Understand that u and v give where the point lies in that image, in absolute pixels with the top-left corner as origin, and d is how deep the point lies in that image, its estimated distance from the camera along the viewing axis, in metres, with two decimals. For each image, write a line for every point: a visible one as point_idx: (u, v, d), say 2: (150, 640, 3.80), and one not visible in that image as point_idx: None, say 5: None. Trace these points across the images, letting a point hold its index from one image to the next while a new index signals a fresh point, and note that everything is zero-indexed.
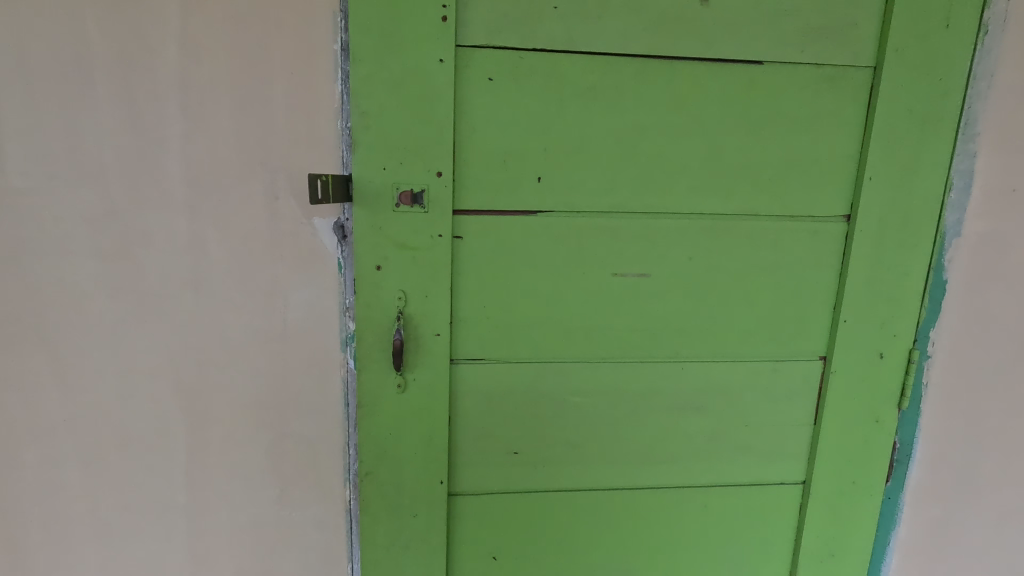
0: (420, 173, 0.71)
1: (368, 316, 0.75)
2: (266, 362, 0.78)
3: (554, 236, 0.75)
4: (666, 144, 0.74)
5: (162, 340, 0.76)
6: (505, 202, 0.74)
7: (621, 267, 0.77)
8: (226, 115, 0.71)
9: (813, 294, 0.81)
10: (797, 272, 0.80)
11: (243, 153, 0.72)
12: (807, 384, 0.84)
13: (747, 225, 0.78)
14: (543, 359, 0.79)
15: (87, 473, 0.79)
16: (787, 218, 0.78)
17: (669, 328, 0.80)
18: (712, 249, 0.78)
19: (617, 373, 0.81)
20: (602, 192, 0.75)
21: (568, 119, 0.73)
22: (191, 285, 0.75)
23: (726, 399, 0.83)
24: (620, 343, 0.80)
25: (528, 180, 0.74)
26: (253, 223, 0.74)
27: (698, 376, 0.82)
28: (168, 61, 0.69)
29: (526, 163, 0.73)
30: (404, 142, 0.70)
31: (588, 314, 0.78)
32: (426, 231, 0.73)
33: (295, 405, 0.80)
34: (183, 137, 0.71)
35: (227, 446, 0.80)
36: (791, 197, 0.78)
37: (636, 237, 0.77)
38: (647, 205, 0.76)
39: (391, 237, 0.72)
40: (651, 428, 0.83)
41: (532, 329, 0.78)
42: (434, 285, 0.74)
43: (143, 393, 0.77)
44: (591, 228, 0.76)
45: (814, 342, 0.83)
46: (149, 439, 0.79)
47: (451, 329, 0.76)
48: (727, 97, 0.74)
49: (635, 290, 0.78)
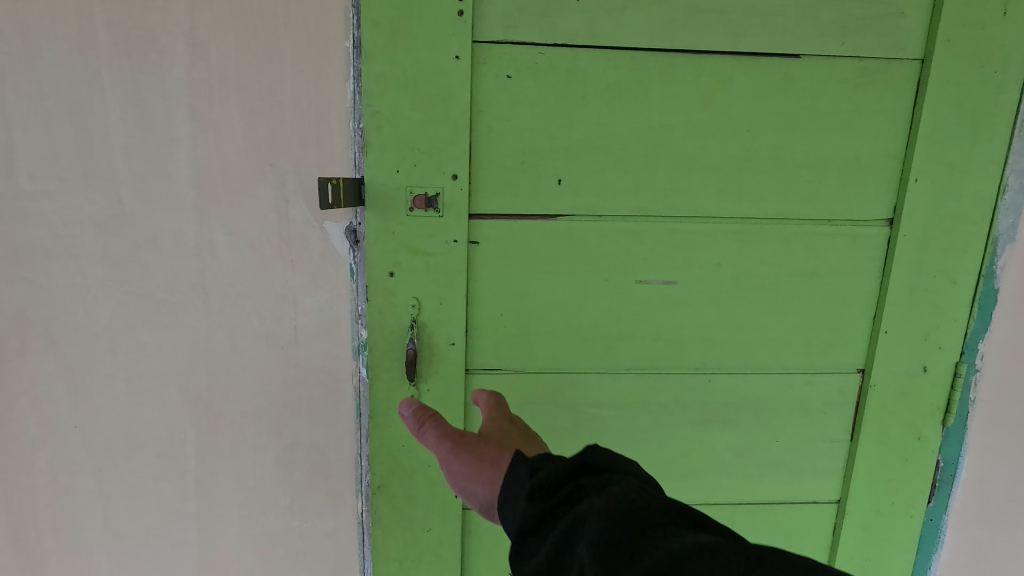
0: (435, 177, 0.68)
1: (381, 324, 0.72)
2: (276, 369, 0.76)
3: (574, 241, 0.72)
4: (694, 144, 0.70)
5: (172, 346, 0.75)
6: (523, 205, 0.70)
7: (645, 274, 0.73)
8: (235, 116, 0.68)
9: (851, 303, 0.76)
10: (834, 280, 0.75)
11: (253, 155, 0.69)
12: (843, 398, 0.79)
13: (780, 230, 0.73)
14: (561, 369, 0.75)
15: (98, 479, 0.78)
16: (825, 222, 0.73)
17: (695, 338, 0.76)
18: (742, 255, 0.74)
19: (640, 385, 0.77)
20: (625, 195, 0.71)
21: (590, 118, 0.69)
22: (201, 291, 0.73)
23: (756, 413, 0.79)
24: (643, 353, 0.76)
25: (548, 183, 0.70)
26: (263, 227, 0.71)
27: (726, 388, 0.77)
28: (177, 60, 0.67)
29: (545, 164, 0.70)
30: (418, 143, 0.67)
31: (609, 323, 0.75)
32: (440, 237, 0.70)
33: (306, 414, 0.77)
34: (192, 139, 0.69)
35: (237, 454, 0.79)
36: (829, 200, 0.73)
37: (661, 241, 0.72)
38: (673, 209, 0.72)
39: (405, 243, 0.70)
40: (676, 442, 0.79)
41: (550, 338, 0.74)
42: (448, 292, 0.71)
43: (153, 400, 0.76)
44: (612, 232, 0.72)
45: (851, 354, 0.78)
46: (159, 446, 0.78)
47: (466, 338, 0.73)
48: (760, 93, 0.69)
49: (659, 298, 0.74)
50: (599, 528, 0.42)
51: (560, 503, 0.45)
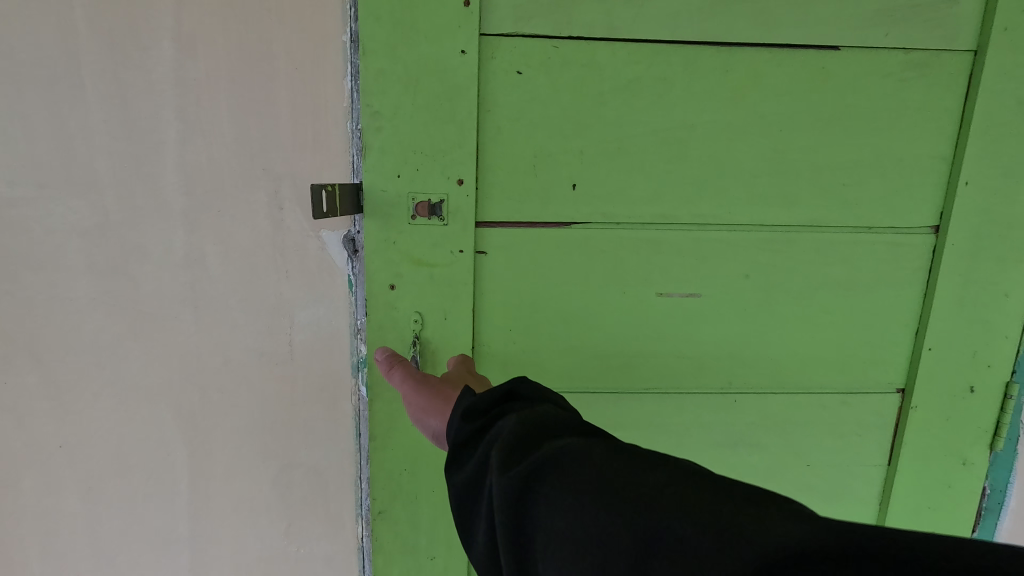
0: (439, 182, 0.63)
1: (381, 339, 0.67)
2: (271, 387, 0.71)
3: (590, 251, 0.66)
4: (720, 145, 0.64)
5: (162, 362, 0.70)
6: (534, 212, 0.65)
7: (666, 286, 0.68)
8: (226, 117, 0.64)
9: (891, 317, 0.70)
10: (873, 292, 0.69)
11: (244, 159, 0.65)
12: (880, 420, 0.73)
13: (815, 238, 0.67)
14: (574, 388, 0.70)
15: (86, 501, 0.74)
16: (864, 230, 0.67)
17: (720, 355, 0.70)
18: (773, 265, 0.68)
19: (660, 405, 0.71)
20: (646, 200, 0.65)
21: (608, 117, 0.63)
22: (191, 304, 0.69)
23: (786, 436, 0.73)
24: (663, 371, 0.70)
25: (561, 188, 0.65)
26: (256, 236, 0.67)
27: (754, 409, 0.72)
28: (163, 57, 0.62)
29: (558, 168, 0.64)
30: (421, 146, 0.62)
31: (627, 339, 0.69)
32: (445, 246, 0.64)
33: (303, 434, 0.73)
34: (180, 142, 0.64)
35: (231, 475, 0.74)
36: (869, 205, 0.66)
37: (684, 251, 0.67)
38: (697, 215, 0.66)
39: (407, 253, 0.65)
40: (699, 467, 0.73)
41: (563, 354, 0.69)
42: (453, 306, 0.66)
43: (143, 418, 0.72)
44: (631, 242, 0.66)
45: (890, 372, 0.72)
46: (150, 466, 0.73)
47: (473, 355, 0.68)
48: (794, 90, 0.63)
49: (681, 312, 0.69)
50: (513, 440, 0.42)
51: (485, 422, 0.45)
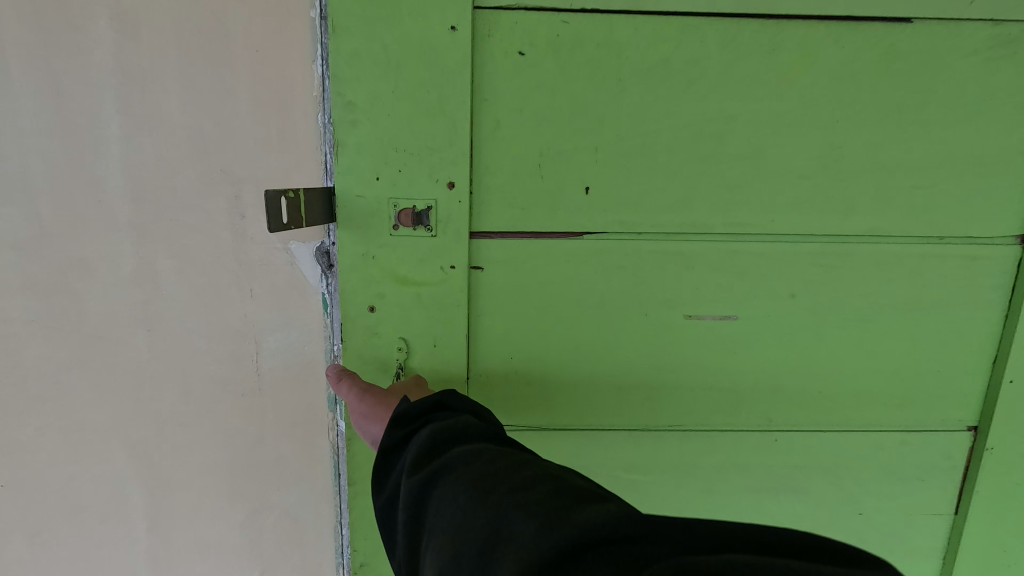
0: (426, 185, 0.53)
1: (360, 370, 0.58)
2: (236, 421, 0.62)
3: (605, 267, 0.56)
4: (763, 141, 0.54)
5: (112, 393, 0.61)
6: (539, 222, 0.55)
7: (695, 307, 0.57)
8: (176, 111, 0.54)
9: (964, 344, 0.59)
10: (943, 315, 0.58)
11: (199, 160, 0.55)
12: (948, 463, 0.62)
13: (875, 251, 0.56)
14: (587, 424, 0.60)
15: (34, 547, 0.65)
16: (936, 241, 0.56)
17: (759, 388, 0.60)
18: (823, 283, 0.57)
19: (685, 445, 0.61)
20: (672, 207, 0.55)
21: (628, 107, 0.53)
22: (143, 327, 0.59)
23: (832, 480, 0.62)
24: (690, 405, 0.60)
25: (572, 193, 0.54)
26: (215, 250, 0.57)
27: (796, 449, 0.61)
28: (101, 39, 0.53)
29: (568, 168, 0.54)
30: (405, 143, 0.52)
31: (648, 368, 0.59)
32: (433, 262, 0.55)
33: (275, 474, 0.64)
34: (124, 140, 0.55)
35: (194, 519, 0.65)
36: (942, 212, 0.55)
37: (716, 266, 0.56)
38: (734, 225, 0.55)
39: (388, 269, 0.55)
40: (731, 514, 0.63)
41: (574, 386, 0.59)
42: (443, 331, 0.57)
43: (93, 456, 0.63)
44: (654, 255, 0.56)
45: (961, 409, 0.61)
46: (103, 509, 0.65)
47: (467, 387, 0.59)
48: (855, 72, 0.52)
49: (713, 338, 0.58)
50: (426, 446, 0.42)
51: (409, 428, 0.45)
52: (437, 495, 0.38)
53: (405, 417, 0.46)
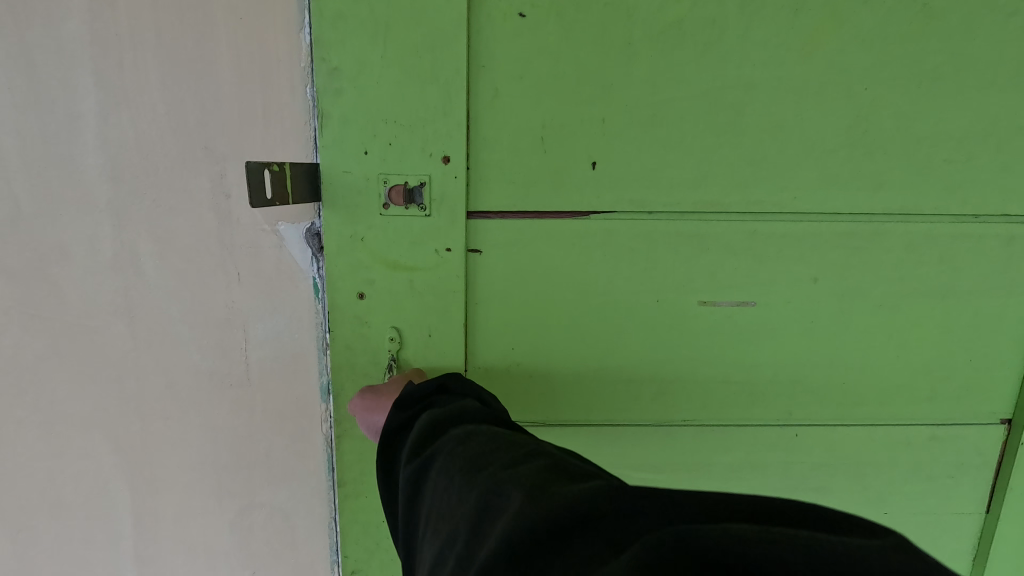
0: (417, 161, 0.49)
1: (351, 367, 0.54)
2: (224, 413, 0.59)
3: (614, 252, 0.52)
4: (784, 111, 0.50)
5: (94, 384, 0.58)
6: (543, 199, 0.51)
7: (712, 294, 0.54)
8: (155, 83, 0.51)
9: (998, 329, 0.56)
10: (977, 299, 0.55)
11: (180, 136, 0.52)
12: (979, 456, 0.59)
13: (905, 231, 0.53)
14: (595, 419, 0.57)
15: (16, 545, 0.63)
16: (971, 220, 0.53)
17: (780, 380, 0.56)
18: (849, 267, 0.53)
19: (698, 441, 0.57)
20: (687, 184, 0.51)
21: (640, 74, 0.49)
22: (124, 315, 0.56)
23: (861, 480, 0.59)
24: (706, 397, 0.56)
25: (579, 167, 0.50)
26: (199, 232, 0.54)
27: (819, 445, 0.58)
28: (75, 6, 0.49)
29: (575, 141, 0.50)
30: (393, 115, 0.48)
31: (655, 364, 0.55)
32: (424, 243, 0.51)
33: (265, 469, 0.61)
34: (102, 115, 0.52)
35: (181, 517, 0.62)
36: (976, 189, 0.52)
37: (734, 249, 0.53)
38: (754, 203, 0.52)
39: (377, 252, 0.51)
40: None
41: (576, 381, 0.55)
42: (437, 318, 0.53)
43: (76, 450, 0.60)
44: (662, 240, 0.52)
45: (990, 397, 0.58)
46: (87, 506, 0.62)
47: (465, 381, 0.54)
48: (886, 35, 0.48)
49: (731, 326, 0.55)
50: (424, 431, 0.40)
51: (412, 410, 0.44)
52: (434, 478, 0.36)
53: (408, 399, 0.44)
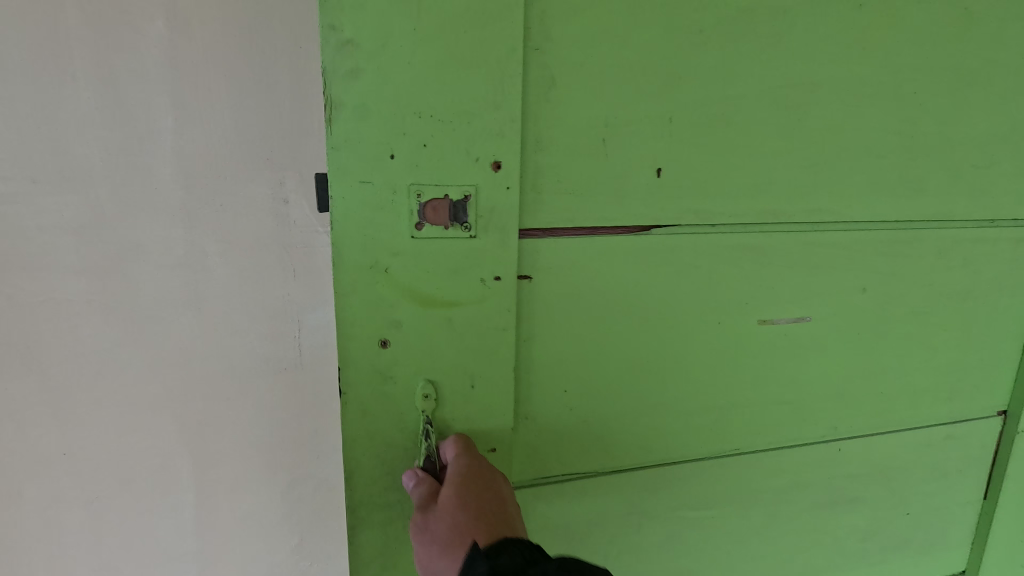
0: (457, 172, 0.49)
1: (370, 396, 0.52)
2: (279, 392, 0.67)
3: (684, 267, 0.58)
4: (834, 126, 0.59)
5: (163, 367, 0.65)
6: (607, 209, 0.55)
7: (772, 313, 0.63)
8: (224, 103, 0.58)
9: (1001, 314, 0.71)
10: (987, 293, 0.69)
11: (245, 150, 0.59)
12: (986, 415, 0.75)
13: (938, 236, 0.65)
14: (666, 416, 0.63)
15: (90, 514, 0.70)
16: (988, 227, 0.66)
17: (836, 369, 0.67)
18: (891, 271, 0.65)
19: (737, 428, 0.66)
20: (746, 192, 0.58)
21: (709, 82, 0.54)
22: (192, 306, 0.64)
23: (868, 450, 0.71)
24: (754, 389, 0.65)
25: (645, 175, 0.55)
26: (259, 233, 0.61)
27: (865, 417, 0.70)
28: (156, 35, 0.57)
29: (643, 153, 0.54)
30: (427, 109, 0.47)
31: (711, 365, 0.63)
32: (465, 272, 0.51)
33: (315, 442, 0.69)
34: (178, 129, 0.59)
35: (239, 487, 0.70)
36: (987, 197, 0.65)
37: (794, 265, 0.62)
38: (811, 214, 0.60)
39: (405, 282, 0.50)
40: (810, 483, 0.70)
41: (632, 388, 0.61)
42: (470, 343, 0.53)
43: (145, 427, 0.67)
44: (732, 254, 0.59)
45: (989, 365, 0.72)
46: (154, 478, 0.69)
47: (492, 403, 0.55)
48: (912, 61, 0.59)
49: (788, 336, 0.64)
50: None
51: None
52: None
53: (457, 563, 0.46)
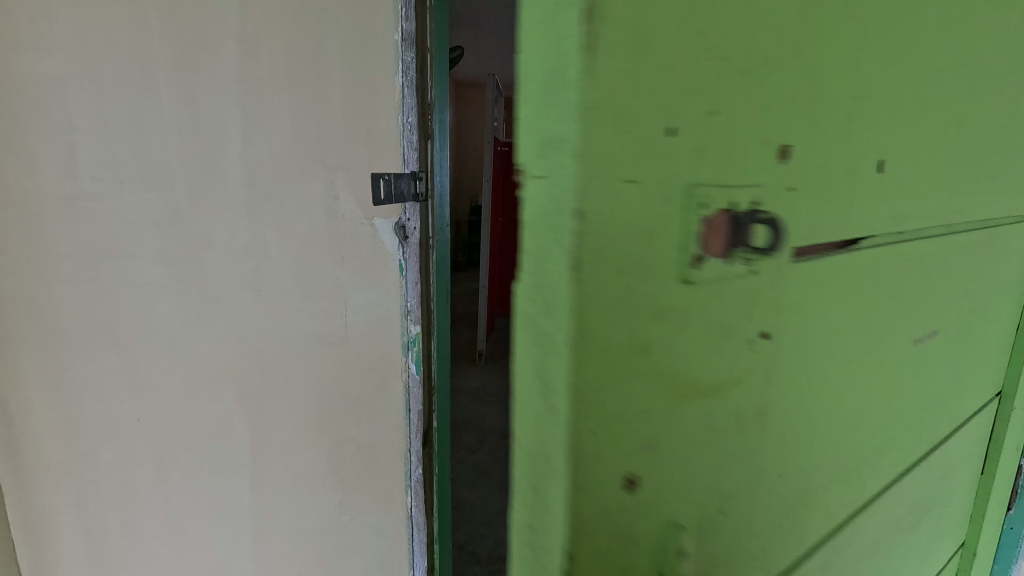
0: (756, 167, 0.33)
1: (613, 531, 0.32)
2: (325, 353, 0.82)
3: (891, 300, 0.50)
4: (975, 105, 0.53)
5: (223, 341, 0.75)
6: (837, 211, 0.39)
7: (920, 330, 0.56)
8: (287, 117, 0.72)
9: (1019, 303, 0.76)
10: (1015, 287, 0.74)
11: (304, 154, 0.74)
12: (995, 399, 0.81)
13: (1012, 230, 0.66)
14: (849, 466, 0.51)
15: (158, 483, 0.76)
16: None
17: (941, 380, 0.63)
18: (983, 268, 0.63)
19: (886, 462, 0.57)
20: (925, 186, 0.49)
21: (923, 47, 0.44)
22: (251, 285, 0.75)
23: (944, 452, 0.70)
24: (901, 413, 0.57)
25: (868, 167, 0.42)
26: (314, 223, 0.77)
27: (947, 420, 0.68)
28: (228, 58, 0.68)
29: (871, 136, 0.41)
30: (718, 46, 0.29)
31: (912, 404, 0.59)
32: (731, 333, 0.35)
33: (354, 393, 0.85)
34: (244, 135, 0.70)
35: (290, 436, 0.83)
36: None
37: (939, 270, 0.55)
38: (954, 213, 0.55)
39: (636, 338, 0.30)
40: (913, 502, 0.66)
41: (843, 454, 0.50)
42: (699, 427, 0.35)
43: (208, 398, 0.76)
44: (924, 274, 0.53)
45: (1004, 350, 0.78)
46: (214, 443, 0.78)
47: (704, 510, 0.37)
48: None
49: (926, 353, 0.58)
50: None
51: None
52: None
53: None
